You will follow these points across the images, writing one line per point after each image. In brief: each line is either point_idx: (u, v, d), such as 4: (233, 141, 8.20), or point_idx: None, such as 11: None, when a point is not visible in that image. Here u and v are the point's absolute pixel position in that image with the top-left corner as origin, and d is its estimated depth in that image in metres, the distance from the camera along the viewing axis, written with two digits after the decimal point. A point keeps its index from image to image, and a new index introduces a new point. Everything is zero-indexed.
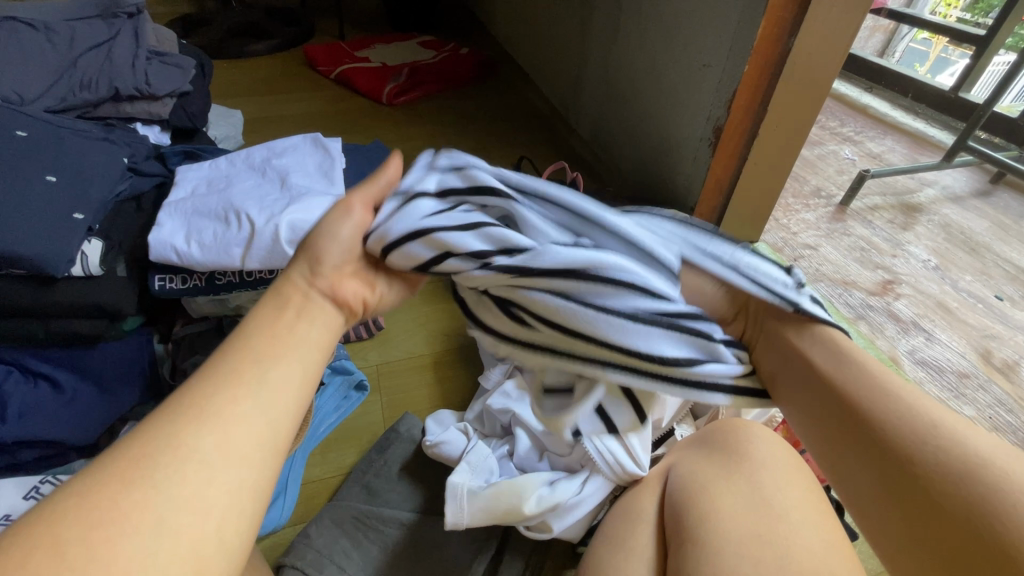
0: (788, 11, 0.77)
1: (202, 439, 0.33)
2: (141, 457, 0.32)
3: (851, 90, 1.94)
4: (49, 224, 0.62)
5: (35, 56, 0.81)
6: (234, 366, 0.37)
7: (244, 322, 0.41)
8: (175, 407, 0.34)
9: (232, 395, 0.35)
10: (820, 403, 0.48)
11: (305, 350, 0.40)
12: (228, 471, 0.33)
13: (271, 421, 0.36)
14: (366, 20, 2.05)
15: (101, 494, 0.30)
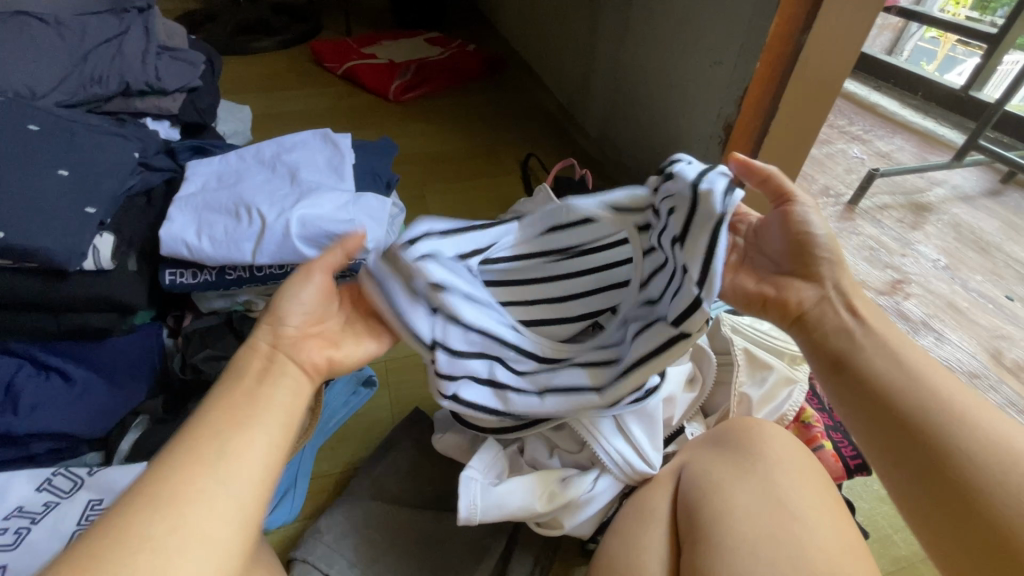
0: (800, 7, 0.77)
1: (159, 523, 0.34)
2: (96, 549, 0.32)
3: (859, 88, 1.93)
4: (61, 217, 0.62)
5: (46, 51, 0.81)
6: (191, 446, 0.38)
7: (203, 402, 0.42)
8: (140, 488, 0.35)
9: (193, 475, 0.37)
10: (858, 413, 0.48)
11: (267, 424, 0.41)
12: (188, 557, 0.33)
13: (233, 499, 0.37)
14: (373, 17, 2.05)
15: None
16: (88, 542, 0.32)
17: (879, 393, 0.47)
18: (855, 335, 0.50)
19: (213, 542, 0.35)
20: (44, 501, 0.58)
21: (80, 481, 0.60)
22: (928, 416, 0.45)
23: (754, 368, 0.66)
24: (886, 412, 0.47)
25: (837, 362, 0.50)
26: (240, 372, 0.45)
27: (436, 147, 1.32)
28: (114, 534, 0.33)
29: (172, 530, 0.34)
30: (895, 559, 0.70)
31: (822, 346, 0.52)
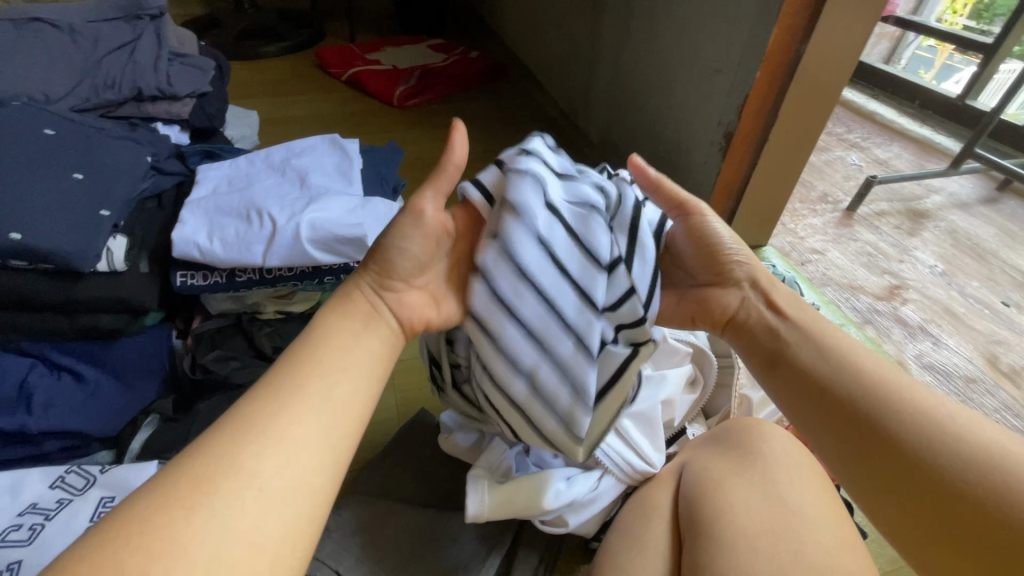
0: (799, 18, 0.79)
1: (259, 457, 0.35)
2: (203, 479, 0.34)
3: (857, 97, 1.95)
4: (77, 220, 0.63)
5: (60, 58, 0.83)
6: (297, 382, 0.39)
7: (313, 330, 0.43)
8: (247, 416, 0.37)
9: (292, 413, 0.38)
10: (801, 408, 0.50)
11: (359, 368, 0.42)
12: (285, 495, 0.35)
13: (327, 442, 0.38)
14: (377, 23, 2.07)
15: (165, 513, 0.32)
16: (200, 463, 0.34)
17: (821, 389, 0.49)
18: (779, 333, 0.53)
19: (309, 483, 0.36)
20: (58, 498, 0.59)
21: (92, 478, 0.61)
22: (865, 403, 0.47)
23: (754, 371, 0.69)
24: (828, 403, 0.48)
25: (774, 359, 0.53)
26: (344, 308, 0.46)
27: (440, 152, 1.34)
28: (223, 459, 0.35)
29: (275, 471, 0.35)
30: (893, 559, 0.71)
31: (757, 346, 0.54)
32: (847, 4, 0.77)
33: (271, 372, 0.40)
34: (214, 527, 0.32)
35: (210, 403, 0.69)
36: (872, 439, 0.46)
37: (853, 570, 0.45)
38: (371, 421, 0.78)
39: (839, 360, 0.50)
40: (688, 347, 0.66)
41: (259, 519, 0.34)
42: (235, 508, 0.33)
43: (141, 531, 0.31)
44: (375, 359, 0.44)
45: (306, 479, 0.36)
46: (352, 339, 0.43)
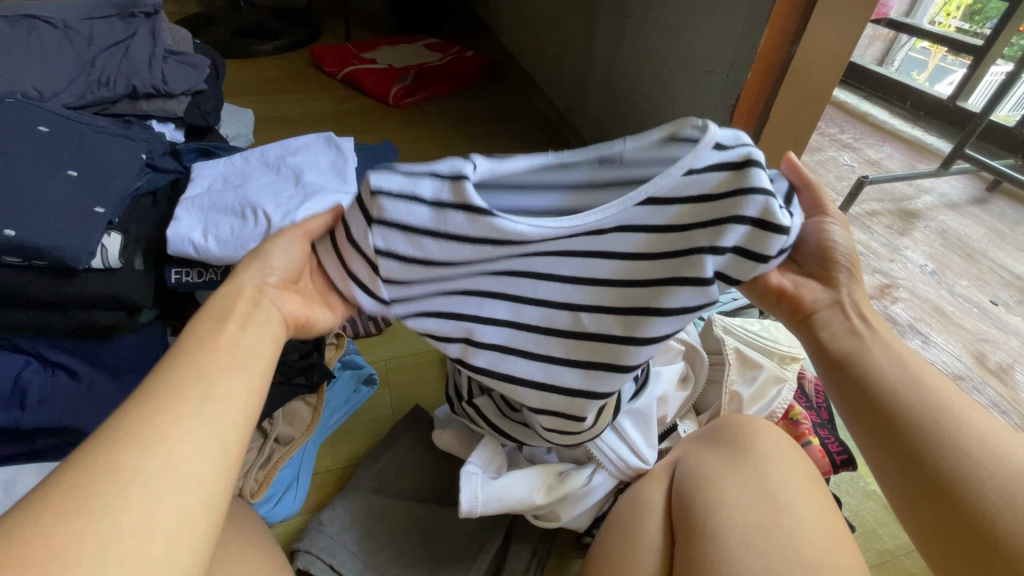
0: (790, 19, 0.80)
1: (147, 448, 0.34)
2: (77, 485, 0.32)
3: (850, 98, 1.96)
4: (71, 216, 0.63)
5: (55, 55, 0.83)
6: (175, 383, 0.38)
7: (185, 336, 0.43)
8: (126, 420, 0.36)
9: (178, 404, 0.37)
10: (850, 405, 0.51)
11: (240, 361, 0.42)
12: (179, 480, 0.34)
13: (216, 425, 0.37)
14: (373, 22, 2.07)
15: (33, 524, 0.30)
16: (75, 470, 0.32)
17: (877, 391, 0.50)
18: (859, 336, 0.53)
19: (200, 468, 0.35)
20: None
21: None
22: (917, 412, 0.48)
23: (744, 367, 0.68)
24: (875, 402, 0.50)
25: (837, 358, 0.53)
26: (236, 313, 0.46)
27: (436, 151, 1.34)
28: (101, 459, 0.33)
29: (161, 465, 0.34)
30: (880, 552, 0.72)
31: (827, 345, 0.54)
32: (837, 6, 0.78)
33: (148, 377, 0.39)
34: (100, 521, 0.31)
35: None
36: (911, 445, 0.48)
37: (841, 563, 0.46)
38: (366, 419, 0.78)
39: (901, 369, 0.51)
40: (680, 344, 0.67)
41: (151, 507, 0.32)
42: (121, 500, 0.32)
43: (18, 547, 0.29)
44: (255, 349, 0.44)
45: (199, 464, 0.35)
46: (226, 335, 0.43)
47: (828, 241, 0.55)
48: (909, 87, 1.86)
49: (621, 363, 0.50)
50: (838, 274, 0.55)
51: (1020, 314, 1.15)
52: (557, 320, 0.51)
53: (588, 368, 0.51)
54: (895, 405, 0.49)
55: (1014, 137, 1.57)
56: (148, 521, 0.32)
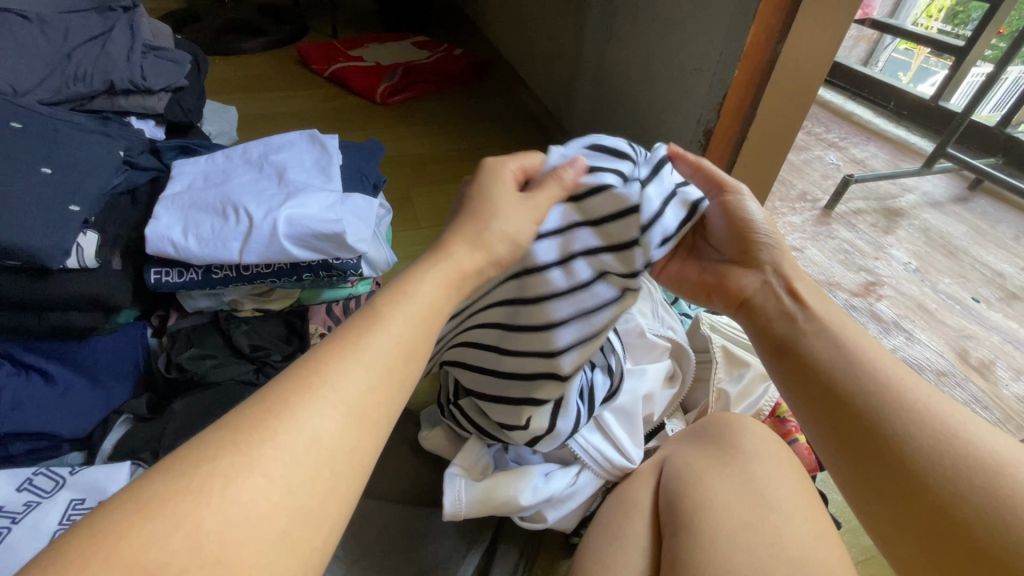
0: (776, 18, 0.80)
1: (295, 421, 0.33)
2: (263, 419, 0.32)
3: (836, 98, 1.99)
4: (45, 215, 0.61)
5: (29, 49, 0.81)
6: (374, 346, 0.37)
7: (407, 289, 0.41)
8: (287, 379, 0.35)
9: (336, 372, 0.35)
10: (799, 390, 0.51)
11: (411, 328, 0.39)
12: (313, 463, 0.32)
13: (362, 405, 0.35)
14: (361, 20, 2.05)
15: (223, 447, 0.31)
16: (224, 431, 0.32)
17: (824, 378, 0.50)
18: (797, 320, 0.53)
19: (333, 455, 0.33)
20: (24, 501, 0.57)
21: (60, 480, 0.59)
22: (866, 391, 0.47)
23: (731, 365, 0.69)
24: (823, 383, 0.49)
25: (784, 345, 0.53)
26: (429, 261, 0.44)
27: (424, 149, 1.33)
28: (254, 422, 0.32)
29: (320, 434, 0.33)
30: (865, 548, 0.72)
31: (767, 331, 0.55)
32: (822, 5, 0.78)
33: (360, 321, 0.38)
34: (236, 495, 0.30)
35: (184, 402, 0.67)
36: (861, 424, 0.47)
37: (827, 561, 0.46)
38: None
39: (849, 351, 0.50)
40: (667, 342, 0.67)
41: (279, 491, 0.31)
42: (256, 476, 0.31)
43: (205, 464, 0.30)
44: (431, 311, 0.41)
45: (335, 451, 0.33)
46: (410, 289, 0.41)
47: (743, 217, 0.56)
48: (892, 87, 1.88)
49: (556, 372, 0.55)
50: (762, 253, 0.56)
51: (1001, 311, 1.16)
52: (501, 339, 0.56)
53: (529, 376, 0.56)
54: (842, 386, 0.48)
55: (993, 137, 1.60)
56: (274, 503, 0.30)
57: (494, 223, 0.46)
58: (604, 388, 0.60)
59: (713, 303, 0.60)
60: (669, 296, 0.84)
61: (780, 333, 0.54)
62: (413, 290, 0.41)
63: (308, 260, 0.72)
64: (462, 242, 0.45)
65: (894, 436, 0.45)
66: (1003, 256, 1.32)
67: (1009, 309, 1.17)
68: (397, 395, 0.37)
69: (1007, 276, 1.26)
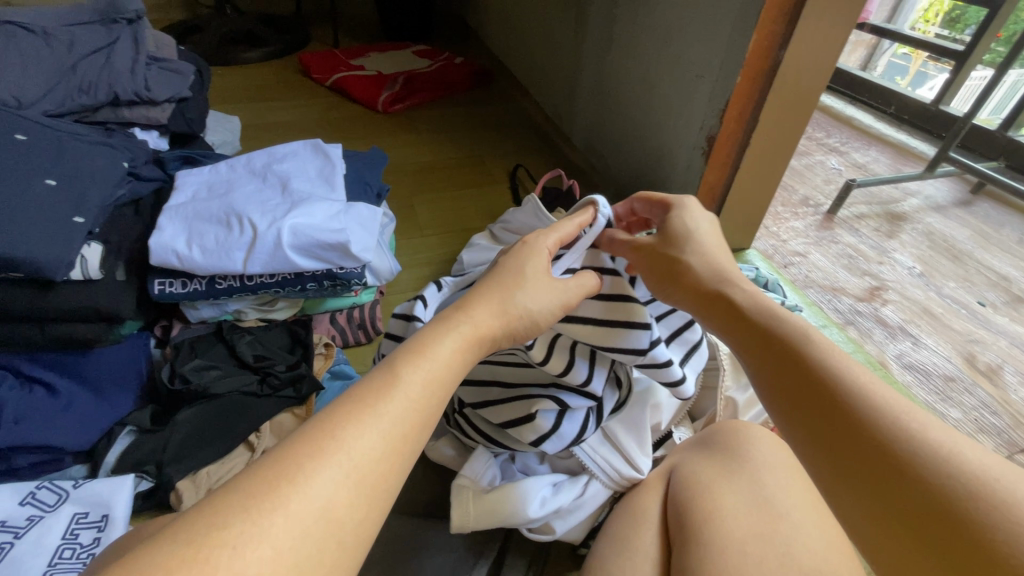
0: (777, 25, 0.80)
1: (308, 487, 0.31)
2: (273, 486, 0.31)
3: (835, 103, 2.00)
4: (51, 227, 0.61)
5: (34, 62, 0.81)
6: (388, 412, 0.36)
7: (423, 349, 0.41)
8: (300, 440, 0.34)
9: (350, 438, 0.34)
10: (792, 399, 0.45)
11: (424, 393, 0.38)
12: (321, 537, 0.31)
13: (374, 472, 0.34)
14: (362, 30, 2.07)
15: (232, 515, 0.29)
16: (233, 499, 0.30)
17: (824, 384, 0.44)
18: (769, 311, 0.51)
19: (341, 525, 0.32)
20: (27, 516, 0.57)
21: (64, 494, 0.59)
22: (863, 395, 0.43)
23: (738, 373, 0.68)
24: (816, 383, 0.44)
25: (772, 341, 0.48)
26: (446, 326, 0.43)
27: (426, 157, 1.34)
28: (267, 487, 0.31)
29: (329, 503, 0.32)
30: None
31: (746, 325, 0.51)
32: (823, 12, 0.79)
33: (373, 384, 0.38)
34: (247, 566, 0.28)
35: (188, 413, 0.66)
36: (857, 438, 0.41)
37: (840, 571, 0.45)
38: None
39: (842, 357, 0.46)
40: None
41: (286, 563, 0.29)
42: (264, 546, 0.29)
43: (212, 531, 0.29)
44: (448, 374, 0.41)
45: (344, 521, 0.32)
46: (428, 351, 0.40)
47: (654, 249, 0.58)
48: (892, 91, 1.88)
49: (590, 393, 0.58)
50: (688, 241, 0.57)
51: (1007, 315, 1.16)
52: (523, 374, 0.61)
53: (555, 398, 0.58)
54: (839, 385, 0.43)
55: (994, 140, 1.60)
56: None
57: (518, 296, 0.47)
58: (611, 401, 0.60)
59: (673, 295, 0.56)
60: None
61: (765, 328, 0.49)
62: (431, 351, 0.41)
63: (313, 269, 0.72)
64: (483, 307, 0.45)
65: (885, 432, 0.40)
66: (1007, 260, 1.31)
67: (1014, 313, 1.16)
68: (409, 458, 0.36)
69: (1012, 280, 1.25)
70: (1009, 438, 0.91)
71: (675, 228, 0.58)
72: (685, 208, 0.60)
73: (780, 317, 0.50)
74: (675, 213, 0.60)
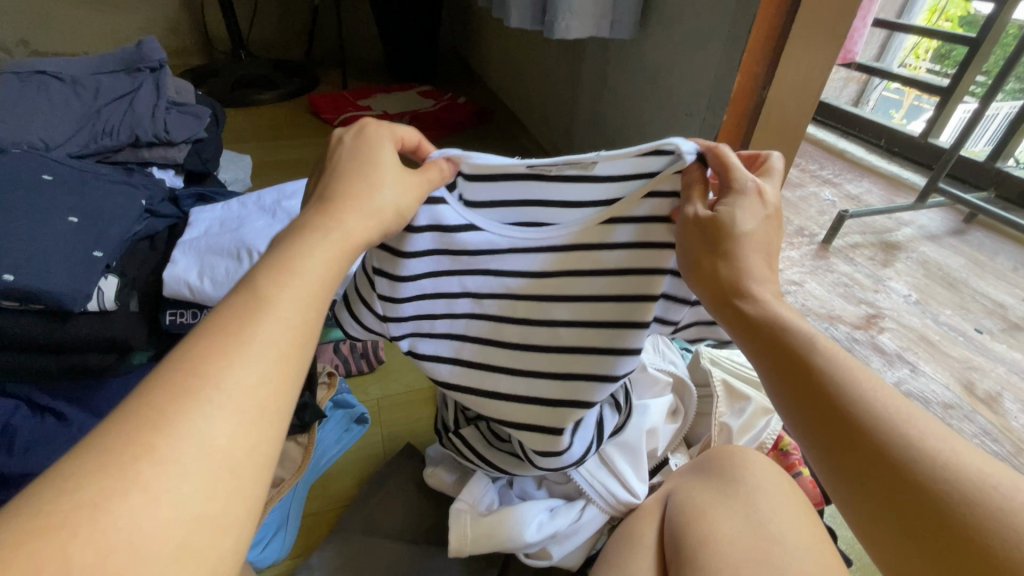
0: (759, 67, 0.84)
1: (181, 428, 0.28)
2: (133, 436, 0.27)
3: (827, 136, 2.05)
4: (71, 261, 0.65)
5: (62, 109, 0.87)
6: (257, 331, 0.33)
7: (289, 256, 0.37)
8: (157, 383, 0.30)
9: (223, 370, 0.31)
10: (798, 414, 0.41)
11: (302, 309, 0.35)
12: (210, 473, 0.28)
13: (260, 396, 0.31)
14: (371, 73, 2.17)
15: (92, 470, 0.26)
16: (89, 458, 0.27)
17: (832, 395, 0.39)
18: (786, 319, 0.42)
19: (233, 455, 0.29)
20: None
21: None
22: (870, 404, 0.39)
23: (733, 400, 0.69)
24: (822, 397, 0.40)
25: (782, 352, 0.42)
26: (317, 231, 0.39)
27: None
28: (130, 440, 0.27)
29: (212, 438, 0.29)
30: None
31: (759, 332, 0.43)
32: (801, 54, 0.83)
33: (234, 307, 0.34)
34: (122, 516, 0.25)
35: None
36: (872, 454, 0.37)
37: None
38: (357, 458, 0.77)
39: (848, 361, 0.41)
40: (667, 376, 0.68)
41: (174, 506, 0.27)
42: (142, 492, 0.26)
43: (68, 493, 0.25)
44: (324, 285, 0.37)
45: (233, 450, 0.29)
46: (296, 263, 0.37)
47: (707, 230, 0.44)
48: (882, 125, 1.94)
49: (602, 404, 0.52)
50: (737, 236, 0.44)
51: (1005, 342, 1.16)
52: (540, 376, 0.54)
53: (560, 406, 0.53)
54: (847, 398, 0.39)
55: (983, 171, 1.64)
56: (168, 520, 0.26)
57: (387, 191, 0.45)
58: (612, 424, 0.59)
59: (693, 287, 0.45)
60: None
61: (772, 336, 0.42)
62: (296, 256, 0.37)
63: None
64: (353, 211, 0.42)
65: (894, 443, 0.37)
66: (1004, 288, 1.33)
67: (1012, 340, 1.17)
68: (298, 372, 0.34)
69: (1009, 307, 1.27)
70: (1011, 465, 0.90)
71: (726, 221, 0.44)
72: (748, 196, 0.45)
73: (786, 325, 0.42)
74: (731, 198, 0.45)
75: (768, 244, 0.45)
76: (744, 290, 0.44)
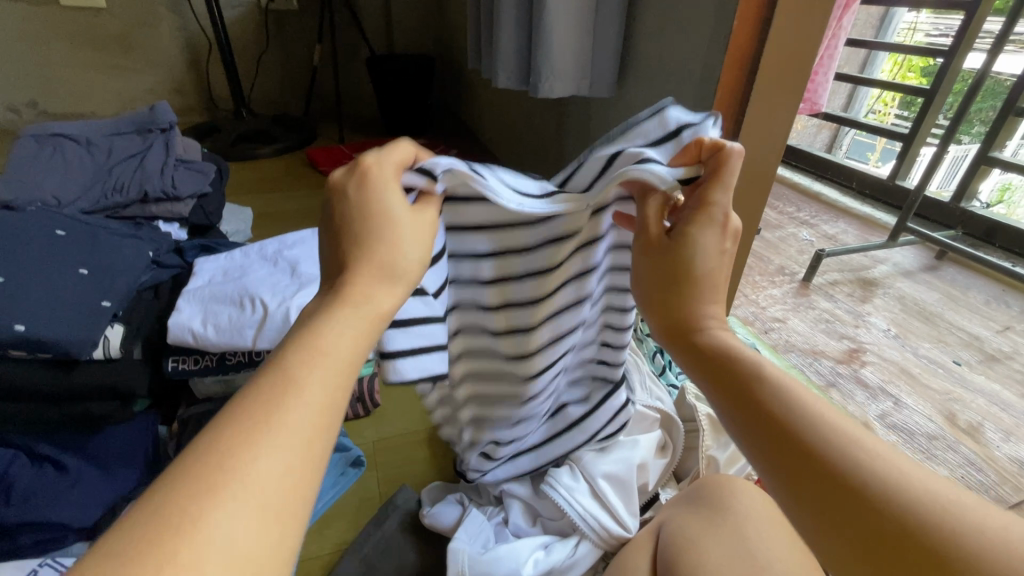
0: (728, 121, 0.91)
1: (206, 518, 0.28)
2: (164, 527, 0.27)
3: (803, 180, 2.16)
4: (79, 311, 0.67)
5: (77, 168, 0.93)
6: (278, 413, 0.32)
7: (316, 325, 0.37)
8: (187, 472, 0.29)
9: (250, 451, 0.30)
10: (753, 438, 0.42)
11: (328, 385, 0.35)
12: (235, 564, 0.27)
13: (285, 479, 0.31)
14: (367, 129, 2.28)
15: (127, 557, 0.26)
16: (120, 547, 0.26)
17: (779, 419, 0.41)
18: (743, 353, 0.46)
19: (259, 544, 0.28)
20: None
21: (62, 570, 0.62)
22: (811, 422, 0.40)
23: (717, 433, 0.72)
24: (770, 419, 0.41)
25: (732, 383, 0.45)
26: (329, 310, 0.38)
27: None
28: (157, 531, 0.27)
29: (239, 523, 0.28)
30: None
31: (715, 365, 0.46)
32: (765, 110, 0.90)
33: (252, 386, 0.34)
34: None
35: None
36: (822, 471, 0.38)
37: None
38: (354, 502, 0.77)
39: (796, 388, 0.43)
40: (656, 413, 0.71)
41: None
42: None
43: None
44: (350, 357, 0.37)
45: (260, 535, 0.29)
46: (322, 341, 0.36)
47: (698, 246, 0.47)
48: (853, 169, 2.05)
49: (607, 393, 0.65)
50: (705, 259, 0.47)
51: (984, 373, 1.20)
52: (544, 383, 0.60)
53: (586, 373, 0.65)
54: (791, 414, 0.41)
55: (949, 211, 1.73)
56: None
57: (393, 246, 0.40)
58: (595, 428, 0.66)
59: (650, 320, 0.51)
60: (656, 368, 0.89)
61: (725, 365, 0.46)
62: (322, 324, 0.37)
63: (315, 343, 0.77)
64: (376, 278, 0.40)
65: (840, 459, 0.38)
66: (978, 321, 1.38)
67: (990, 371, 1.21)
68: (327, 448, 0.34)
69: (984, 339, 1.31)
70: (997, 494, 0.92)
71: (686, 247, 0.46)
72: (712, 229, 0.47)
73: (731, 355, 0.46)
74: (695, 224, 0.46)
75: (722, 282, 0.49)
76: (699, 325, 0.49)
